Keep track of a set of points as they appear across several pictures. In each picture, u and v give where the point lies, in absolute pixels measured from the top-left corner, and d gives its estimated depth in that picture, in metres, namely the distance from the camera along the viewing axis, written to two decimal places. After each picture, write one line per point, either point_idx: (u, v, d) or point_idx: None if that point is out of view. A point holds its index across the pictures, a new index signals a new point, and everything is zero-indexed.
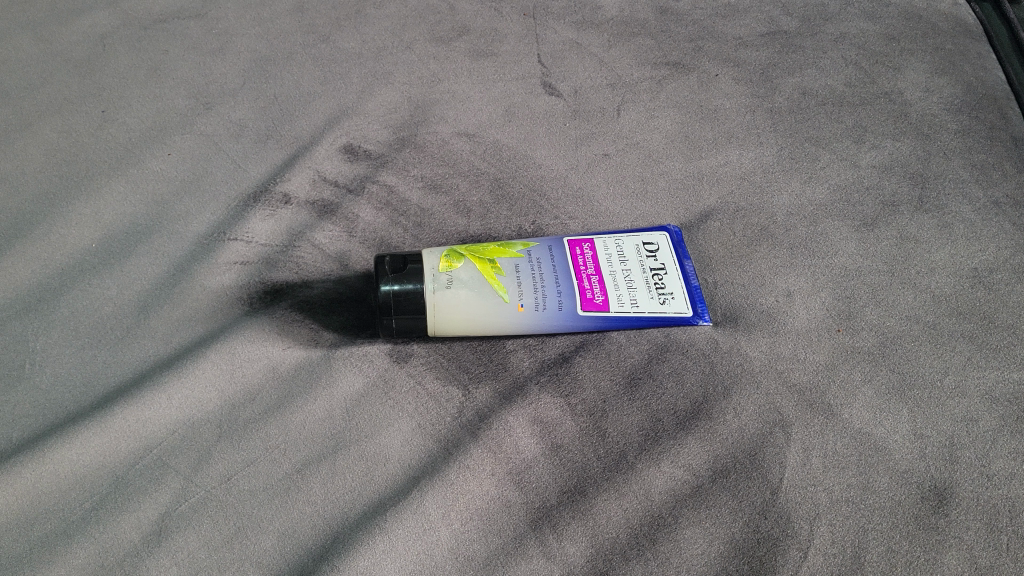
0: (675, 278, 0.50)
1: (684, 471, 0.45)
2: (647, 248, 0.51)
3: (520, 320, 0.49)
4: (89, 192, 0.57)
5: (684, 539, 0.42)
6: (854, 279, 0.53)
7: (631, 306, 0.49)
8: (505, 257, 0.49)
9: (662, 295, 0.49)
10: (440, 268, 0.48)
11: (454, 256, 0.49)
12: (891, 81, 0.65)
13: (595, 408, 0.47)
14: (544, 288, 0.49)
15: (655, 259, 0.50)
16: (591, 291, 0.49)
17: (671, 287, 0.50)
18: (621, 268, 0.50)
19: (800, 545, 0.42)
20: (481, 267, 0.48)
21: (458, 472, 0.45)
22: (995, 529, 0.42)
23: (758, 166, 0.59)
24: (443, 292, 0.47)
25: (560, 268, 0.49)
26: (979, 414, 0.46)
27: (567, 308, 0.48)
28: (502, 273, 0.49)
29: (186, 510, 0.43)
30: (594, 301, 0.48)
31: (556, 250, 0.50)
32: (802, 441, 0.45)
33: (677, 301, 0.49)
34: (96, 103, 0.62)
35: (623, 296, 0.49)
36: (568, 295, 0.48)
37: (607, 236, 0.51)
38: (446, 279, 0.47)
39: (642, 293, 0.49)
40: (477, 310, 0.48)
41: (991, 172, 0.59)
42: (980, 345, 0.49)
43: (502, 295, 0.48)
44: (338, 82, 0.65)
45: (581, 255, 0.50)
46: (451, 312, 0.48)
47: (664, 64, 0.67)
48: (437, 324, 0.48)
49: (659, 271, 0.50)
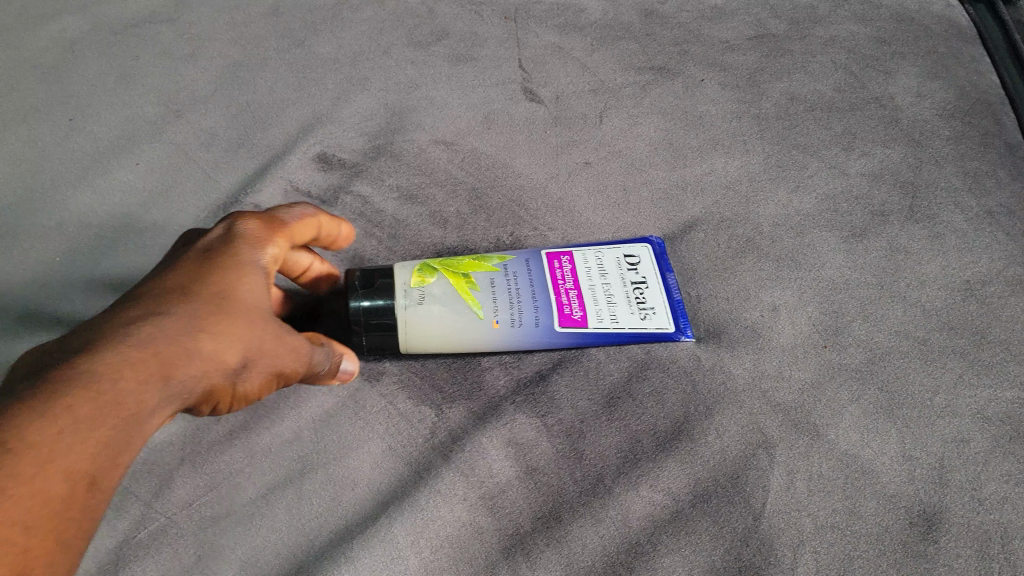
0: (657, 293, 0.48)
1: (663, 495, 0.43)
2: (627, 261, 0.49)
3: (496, 337, 0.47)
4: (53, 205, 0.55)
5: (663, 568, 0.41)
6: (842, 292, 0.51)
7: (611, 322, 0.47)
8: (479, 271, 0.47)
9: (643, 311, 0.47)
10: (411, 283, 0.46)
11: (427, 270, 0.47)
12: (881, 86, 0.63)
13: (572, 429, 0.46)
14: (519, 303, 0.47)
15: (636, 273, 0.49)
16: (569, 306, 0.47)
17: (653, 302, 0.48)
18: (600, 282, 0.48)
19: (784, 574, 0.40)
20: (453, 282, 0.46)
21: (429, 496, 0.44)
22: (986, 556, 0.40)
23: (745, 174, 0.57)
24: (415, 309, 0.45)
25: (536, 281, 0.47)
26: (971, 434, 0.45)
27: (544, 324, 0.46)
28: (477, 287, 0.47)
29: (145, 537, 0.42)
30: (572, 317, 0.46)
31: (533, 262, 0.48)
32: (787, 464, 0.44)
33: (658, 316, 0.48)
34: (63, 111, 0.60)
35: (602, 311, 0.47)
36: (545, 310, 0.46)
37: (587, 249, 0.50)
38: (418, 295, 0.46)
39: (622, 307, 0.47)
40: (450, 326, 0.46)
41: (985, 180, 0.57)
42: (971, 361, 0.47)
43: (476, 310, 0.46)
44: (313, 89, 0.63)
45: (560, 269, 0.48)
46: (423, 328, 0.46)
47: (648, 68, 0.65)
48: (408, 341, 0.46)
49: (640, 286, 0.48)
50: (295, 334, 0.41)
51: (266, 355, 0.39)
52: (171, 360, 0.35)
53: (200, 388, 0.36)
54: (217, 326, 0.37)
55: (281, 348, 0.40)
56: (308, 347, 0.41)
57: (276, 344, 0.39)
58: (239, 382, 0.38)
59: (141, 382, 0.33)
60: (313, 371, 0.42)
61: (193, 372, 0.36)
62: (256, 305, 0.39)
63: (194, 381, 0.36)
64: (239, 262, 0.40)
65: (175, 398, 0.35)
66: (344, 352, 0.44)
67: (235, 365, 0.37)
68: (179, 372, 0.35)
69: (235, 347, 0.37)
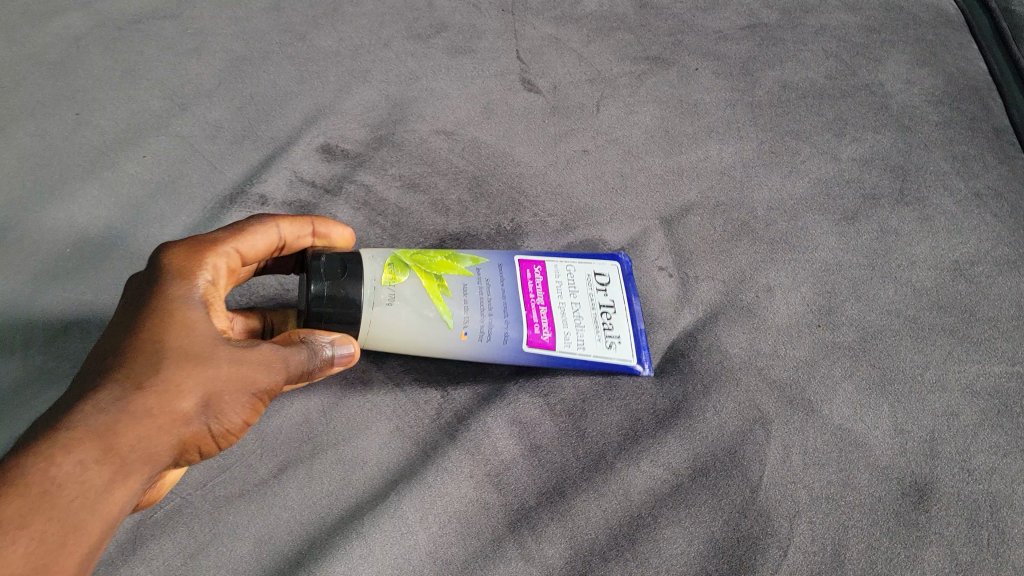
0: (625, 321, 0.47)
1: (663, 470, 0.45)
2: (600, 280, 0.48)
3: (459, 346, 0.44)
4: (62, 196, 0.56)
5: (663, 540, 0.42)
6: (835, 273, 0.52)
7: (578, 348, 0.45)
8: (452, 275, 0.44)
9: (610, 339, 0.46)
10: (382, 279, 0.42)
11: (399, 267, 0.43)
12: (872, 73, 0.64)
13: (574, 408, 0.47)
14: (490, 315, 0.44)
15: (605, 295, 0.47)
16: (540, 325, 0.45)
17: (619, 330, 0.46)
18: (571, 302, 0.46)
19: (780, 543, 0.42)
20: (425, 284, 0.43)
21: (436, 474, 0.45)
22: (976, 524, 0.42)
23: (739, 160, 0.59)
24: (383, 309, 0.42)
25: (509, 293, 0.45)
26: (960, 408, 0.46)
27: (512, 340, 0.44)
28: (449, 293, 0.44)
29: (162, 517, 0.43)
30: (541, 338, 0.44)
31: (506, 270, 0.46)
32: (782, 439, 0.45)
33: (622, 347, 0.46)
34: (70, 106, 0.61)
35: (571, 335, 0.45)
36: (515, 325, 0.44)
37: (559, 261, 0.47)
38: (389, 294, 0.42)
39: (590, 333, 0.45)
40: (416, 331, 0.43)
41: (972, 164, 0.58)
42: (960, 338, 0.49)
43: (446, 319, 0.43)
44: (315, 81, 0.64)
45: (532, 281, 0.46)
46: (387, 329, 0.42)
47: (643, 58, 0.66)
48: (368, 339, 0.42)
49: (608, 310, 0.47)
50: (256, 345, 0.37)
51: (234, 388, 0.36)
52: (107, 431, 0.33)
53: (166, 444, 0.35)
54: (162, 386, 0.35)
55: (248, 364, 0.37)
56: (284, 358, 0.38)
57: (244, 373, 0.37)
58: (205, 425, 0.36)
59: (81, 459, 0.32)
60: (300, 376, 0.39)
61: (139, 438, 0.34)
62: (204, 341, 0.37)
63: (158, 441, 0.34)
64: (166, 304, 0.37)
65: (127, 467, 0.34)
66: (331, 337, 0.39)
67: (192, 416, 0.35)
68: (124, 444, 0.33)
69: (186, 395, 0.35)
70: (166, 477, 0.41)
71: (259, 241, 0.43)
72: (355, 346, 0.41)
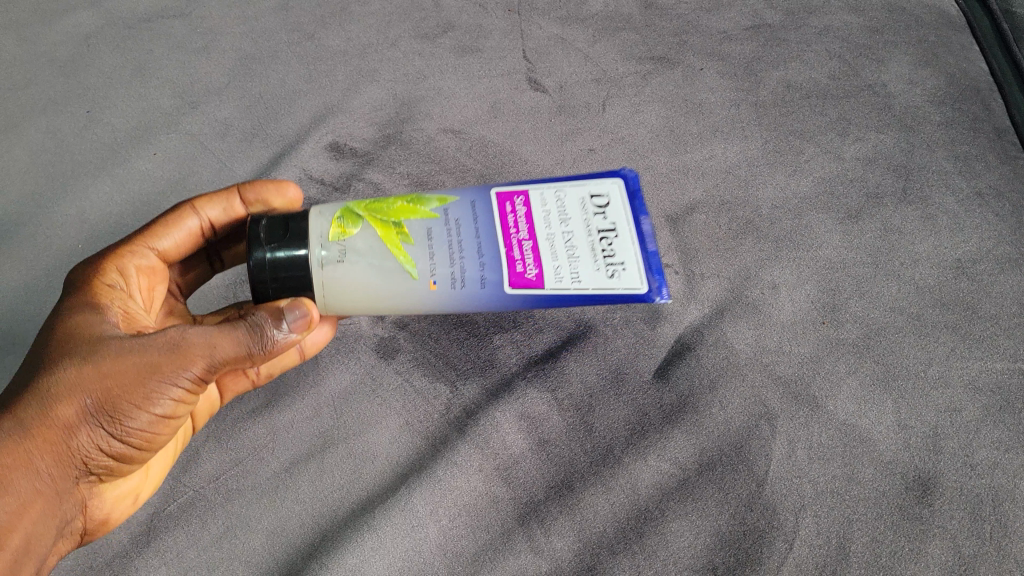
0: (629, 244, 0.40)
1: (670, 464, 0.45)
2: (595, 201, 0.41)
3: (434, 298, 0.41)
4: (74, 194, 0.58)
5: (671, 533, 0.43)
6: (838, 271, 0.53)
7: (571, 282, 0.40)
8: (414, 218, 0.41)
9: (611, 267, 0.40)
10: (331, 236, 0.40)
11: (350, 220, 0.41)
12: (874, 73, 0.64)
13: (582, 403, 0.48)
14: (461, 258, 0.40)
15: (604, 218, 0.41)
16: (520, 262, 0.40)
17: (622, 255, 0.40)
18: (560, 230, 0.40)
19: (786, 536, 0.42)
20: (382, 234, 0.41)
21: (446, 468, 0.46)
22: (978, 517, 0.43)
23: (744, 159, 0.59)
24: (334, 267, 0.40)
25: (483, 228, 0.41)
26: (962, 404, 0.47)
27: (493, 283, 0.40)
28: (411, 241, 0.41)
29: (175, 509, 0.45)
30: (525, 277, 0.40)
31: (480, 206, 0.42)
32: (788, 434, 0.46)
33: (628, 274, 0.40)
34: (81, 104, 0.62)
35: (561, 269, 0.40)
36: (490, 266, 0.40)
37: (545, 187, 0.42)
38: (337, 251, 0.40)
39: (585, 263, 0.40)
40: (378, 287, 0.41)
41: (975, 164, 0.59)
42: (963, 336, 0.50)
43: (409, 269, 0.40)
44: (323, 80, 0.65)
45: (512, 214, 0.41)
46: (344, 289, 0.41)
47: (649, 58, 0.66)
48: (328, 304, 0.41)
49: (608, 235, 0.40)
50: (156, 334, 0.38)
51: (128, 384, 0.37)
52: None
53: (52, 455, 0.37)
54: (40, 400, 0.37)
55: (143, 355, 0.38)
56: (180, 342, 0.38)
57: (137, 366, 0.37)
58: (102, 426, 0.37)
59: None
60: (218, 358, 0.38)
61: (24, 454, 0.36)
62: (93, 346, 0.38)
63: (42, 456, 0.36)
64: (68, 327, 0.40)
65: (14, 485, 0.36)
66: (281, 307, 0.38)
67: (80, 421, 0.37)
68: (6, 466, 0.36)
69: (69, 403, 0.37)
70: (134, 490, 0.43)
71: (178, 233, 0.48)
72: (307, 309, 0.39)
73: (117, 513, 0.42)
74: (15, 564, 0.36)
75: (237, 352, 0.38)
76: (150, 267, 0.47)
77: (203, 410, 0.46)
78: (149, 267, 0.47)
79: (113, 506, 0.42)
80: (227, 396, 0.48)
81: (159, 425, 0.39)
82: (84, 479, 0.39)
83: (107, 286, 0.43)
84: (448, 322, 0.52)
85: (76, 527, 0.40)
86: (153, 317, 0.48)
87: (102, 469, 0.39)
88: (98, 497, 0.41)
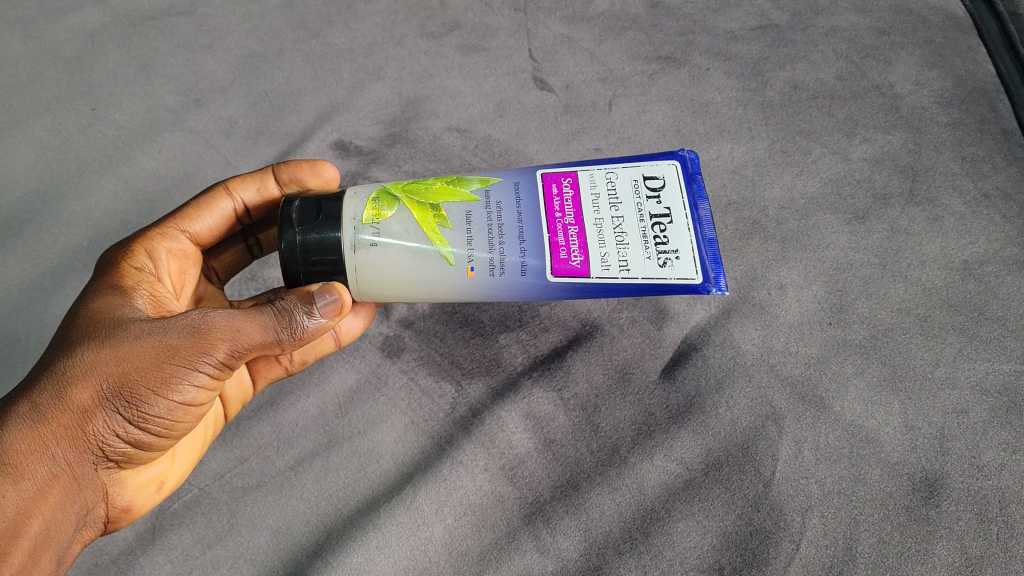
0: (683, 231, 0.40)
1: (677, 464, 0.45)
2: (647, 186, 0.41)
3: (470, 283, 0.41)
4: (79, 191, 0.58)
5: (677, 533, 0.43)
6: (845, 271, 0.53)
7: (620, 270, 0.39)
8: (453, 201, 0.41)
9: (663, 255, 0.39)
10: (365, 219, 0.41)
11: (385, 202, 0.41)
12: (881, 75, 0.63)
13: (588, 403, 0.48)
14: (501, 243, 0.40)
15: (658, 203, 0.40)
16: (565, 249, 0.40)
17: (675, 243, 0.39)
18: (610, 216, 0.40)
19: (792, 537, 0.42)
20: (418, 216, 0.41)
21: (451, 467, 0.46)
22: (986, 519, 0.42)
23: (750, 159, 0.59)
24: (368, 251, 0.40)
25: (526, 213, 0.41)
26: (970, 405, 0.46)
27: (534, 271, 0.40)
28: (448, 225, 0.41)
29: (180, 507, 0.45)
30: (570, 264, 0.40)
31: (524, 190, 0.41)
32: (795, 434, 0.46)
33: (681, 263, 0.39)
34: (85, 101, 0.62)
35: (609, 256, 0.39)
36: (534, 253, 0.40)
37: (596, 172, 0.42)
38: (371, 234, 0.40)
39: (635, 251, 0.39)
40: (413, 272, 0.41)
41: (982, 165, 0.57)
42: (971, 336, 0.49)
43: (446, 256, 0.40)
44: (329, 78, 0.64)
45: (559, 199, 0.41)
46: (378, 273, 0.41)
47: (655, 58, 0.66)
48: (360, 287, 0.41)
49: (661, 221, 0.40)
50: (175, 320, 0.39)
51: (146, 367, 0.37)
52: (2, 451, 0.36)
53: (70, 440, 0.37)
54: (57, 385, 0.37)
55: (161, 339, 0.38)
56: (201, 326, 0.38)
57: (155, 349, 0.38)
58: (119, 411, 0.38)
59: None
60: (240, 342, 0.39)
61: (40, 442, 0.37)
62: (113, 331, 0.39)
63: (60, 441, 0.37)
64: (98, 306, 0.41)
65: (31, 473, 0.36)
66: (306, 292, 0.39)
67: (96, 406, 0.37)
68: (21, 453, 0.36)
69: (86, 389, 0.37)
70: (160, 484, 0.43)
71: (211, 216, 0.50)
72: (338, 294, 0.40)
73: (140, 500, 0.42)
74: (34, 554, 0.36)
75: (261, 335, 0.39)
76: (180, 251, 0.48)
77: (235, 395, 0.47)
78: (181, 251, 0.49)
79: (136, 493, 0.42)
80: (258, 383, 0.49)
81: (181, 412, 0.39)
82: (102, 466, 0.39)
83: (135, 270, 0.44)
84: (453, 320, 0.51)
85: (98, 516, 0.41)
86: (183, 299, 0.49)
87: (122, 455, 0.39)
88: (119, 485, 0.41)
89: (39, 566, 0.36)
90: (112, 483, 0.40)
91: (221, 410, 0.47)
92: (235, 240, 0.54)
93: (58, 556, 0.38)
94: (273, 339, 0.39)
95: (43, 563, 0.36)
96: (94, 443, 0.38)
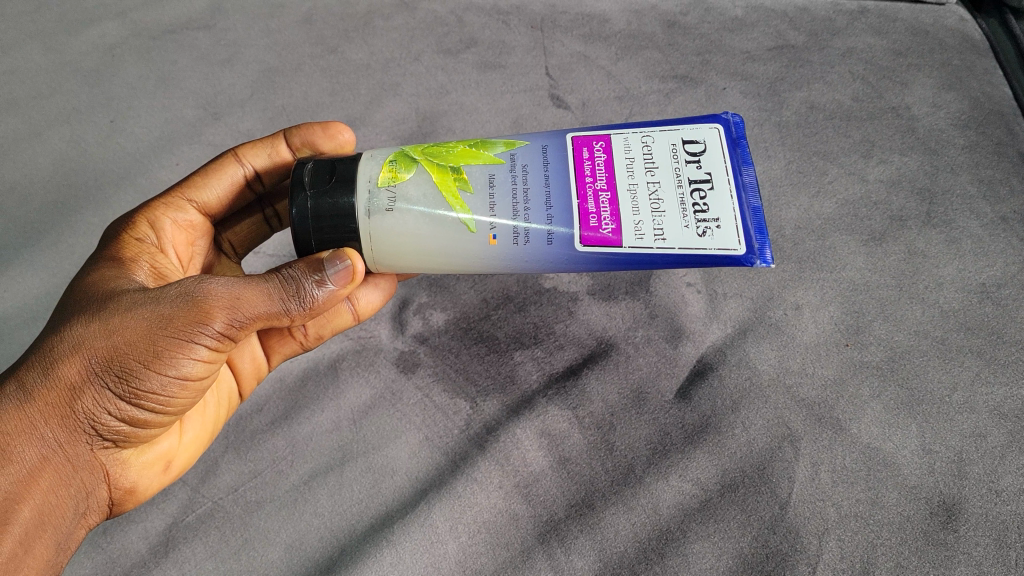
0: (725, 198, 0.39)
1: (693, 485, 0.45)
2: (687, 150, 0.41)
3: (491, 253, 0.41)
4: (97, 203, 0.58)
5: (692, 554, 0.42)
6: (862, 294, 0.52)
7: (654, 240, 0.39)
8: (475, 163, 0.41)
9: (702, 223, 0.39)
10: (380, 183, 0.41)
11: (402, 164, 0.41)
12: (899, 95, 0.63)
13: (603, 422, 0.47)
14: (526, 209, 0.40)
15: (698, 169, 0.40)
16: (596, 217, 0.40)
17: (715, 211, 0.39)
18: (646, 182, 0.40)
19: (809, 560, 0.42)
20: (437, 180, 0.41)
21: (465, 484, 0.46)
22: (1005, 545, 0.42)
23: (767, 178, 0.59)
24: (383, 217, 0.40)
25: (552, 176, 0.40)
26: (988, 429, 0.46)
27: (561, 241, 0.40)
28: (469, 190, 0.41)
29: (194, 521, 0.45)
30: (601, 234, 0.40)
31: (553, 153, 0.41)
32: (811, 457, 0.46)
33: (722, 233, 0.39)
34: (105, 113, 0.63)
35: (643, 225, 0.39)
36: (561, 219, 0.40)
37: (632, 135, 0.41)
38: (388, 198, 0.40)
39: (672, 219, 0.39)
40: (434, 242, 0.41)
41: (999, 187, 0.57)
42: (988, 360, 0.49)
43: (467, 224, 0.40)
44: (347, 93, 0.65)
45: (590, 163, 0.41)
46: (395, 241, 0.41)
47: (672, 77, 0.66)
48: (376, 256, 0.41)
49: (701, 186, 0.40)
50: (169, 290, 0.39)
51: (137, 341, 0.37)
52: None
53: (58, 417, 0.38)
54: (45, 364, 0.38)
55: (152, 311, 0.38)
56: (196, 295, 0.38)
57: (147, 322, 0.38)
58: (109, 387, 0.38)
59: None
60: (240, 311, 0.38)
61: (27, 423, 0.37)
62: (107, 303, 0.39)
63: (48, 420, 0.37)
64: (97, 277, 0.42)
65: (20, 455, 0.37)
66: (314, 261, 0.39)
67: (84, 382, 0.37)
68: (9, 435, 0.37)
69: (72, 365, 0.37)
70: (166, 467, 0.44)
71: (223, 182, 0.50)
72: (350, 260, 0.40)
73: (145, 481, 0.43)
74: (26, 539, 0.36)
75: (266, 305, 0.39)
76: (188, 222, 0.49)
77: (248, 370, 0.49)
78: (189, 222, 0.50)
79: (140, 474, 0.43)
80: (274, 360, 0.50)
81: (181, 387, 0.39)
82: (98, 446, 0.40)
83: (136, 241, 0.46)
84: (468, 337, 0.52)
85: (101, 500, 0.41)
86: (190, 270, 0.50)
87: (117, 434, 0.40)
88: (121, 466, 0.41)
89: (33, 554, 0.37)
90: (112, 465, 0.41)
91: (235, 386, 0.48)
92: (252, 210, 0.55)
93: (58, 544, 0.38)
94: (279, 308, 0.39)
95: (38, 551, 0.37)
96: (85, 419, 0.38)
